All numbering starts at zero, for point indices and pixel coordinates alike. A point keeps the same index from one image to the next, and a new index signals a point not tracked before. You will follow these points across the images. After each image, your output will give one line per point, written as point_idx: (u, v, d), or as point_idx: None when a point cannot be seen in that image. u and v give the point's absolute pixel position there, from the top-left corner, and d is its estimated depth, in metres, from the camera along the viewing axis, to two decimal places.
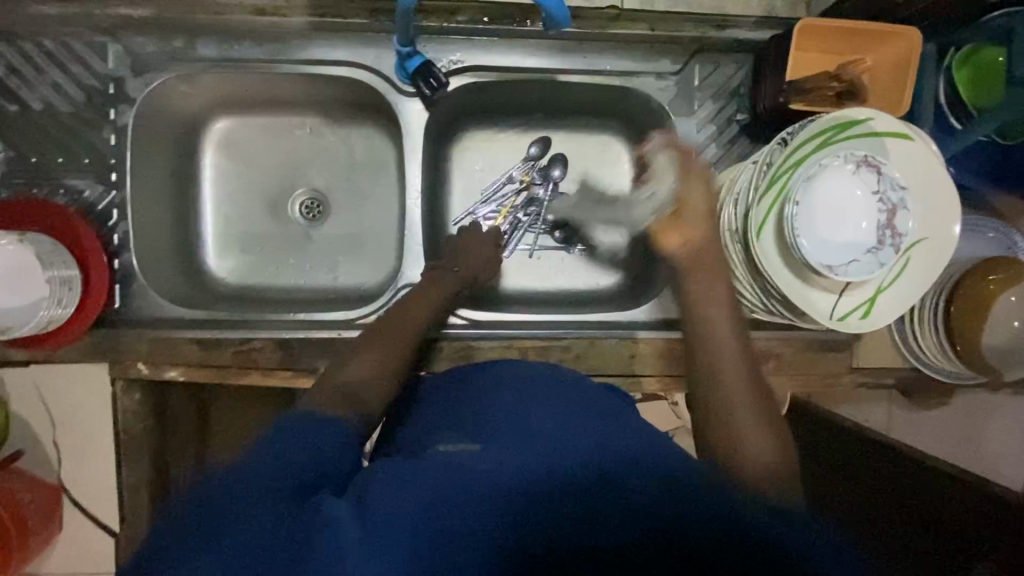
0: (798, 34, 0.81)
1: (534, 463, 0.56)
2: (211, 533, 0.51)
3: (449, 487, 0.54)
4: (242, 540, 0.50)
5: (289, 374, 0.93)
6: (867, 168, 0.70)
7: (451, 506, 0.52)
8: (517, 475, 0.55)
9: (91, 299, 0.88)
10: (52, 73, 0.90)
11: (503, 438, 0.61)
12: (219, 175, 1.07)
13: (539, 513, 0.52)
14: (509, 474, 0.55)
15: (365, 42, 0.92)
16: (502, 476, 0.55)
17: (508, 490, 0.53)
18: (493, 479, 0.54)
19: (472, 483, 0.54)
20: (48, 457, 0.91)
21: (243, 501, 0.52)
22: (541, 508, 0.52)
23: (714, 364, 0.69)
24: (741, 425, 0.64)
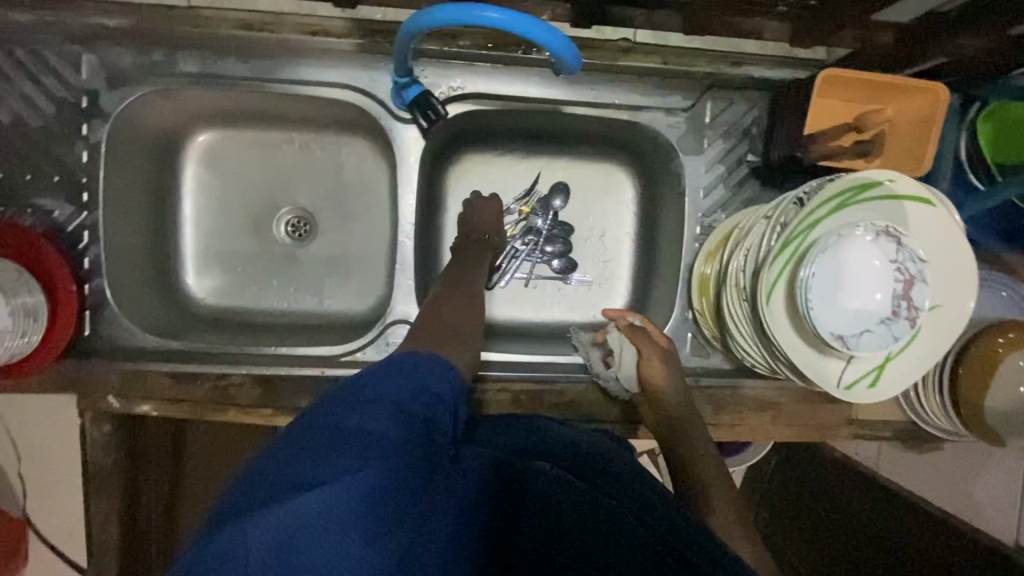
0: (820, 82, 0.76)
1: (629, 479, 0.54)
2: (316, 482, 0.46)
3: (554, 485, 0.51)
4: (350, 495, 0.46)
5: (270, 413, 0.87)
6: (886, 238, 0.66)
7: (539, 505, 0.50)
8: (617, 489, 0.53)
9: (59, 326, 0.83)
10: (21, 83, 0.84)
11: (602, 443, 0.58)
12: (200, 190, 1.01)
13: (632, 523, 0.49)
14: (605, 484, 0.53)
15: (360, 63, 0.86)
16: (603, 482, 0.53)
17: (612, 498, 0.51)
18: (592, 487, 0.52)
19: (575, 485, 0.52)
20: (14, 489, 0.87)
21: (348, 444, 0.49)
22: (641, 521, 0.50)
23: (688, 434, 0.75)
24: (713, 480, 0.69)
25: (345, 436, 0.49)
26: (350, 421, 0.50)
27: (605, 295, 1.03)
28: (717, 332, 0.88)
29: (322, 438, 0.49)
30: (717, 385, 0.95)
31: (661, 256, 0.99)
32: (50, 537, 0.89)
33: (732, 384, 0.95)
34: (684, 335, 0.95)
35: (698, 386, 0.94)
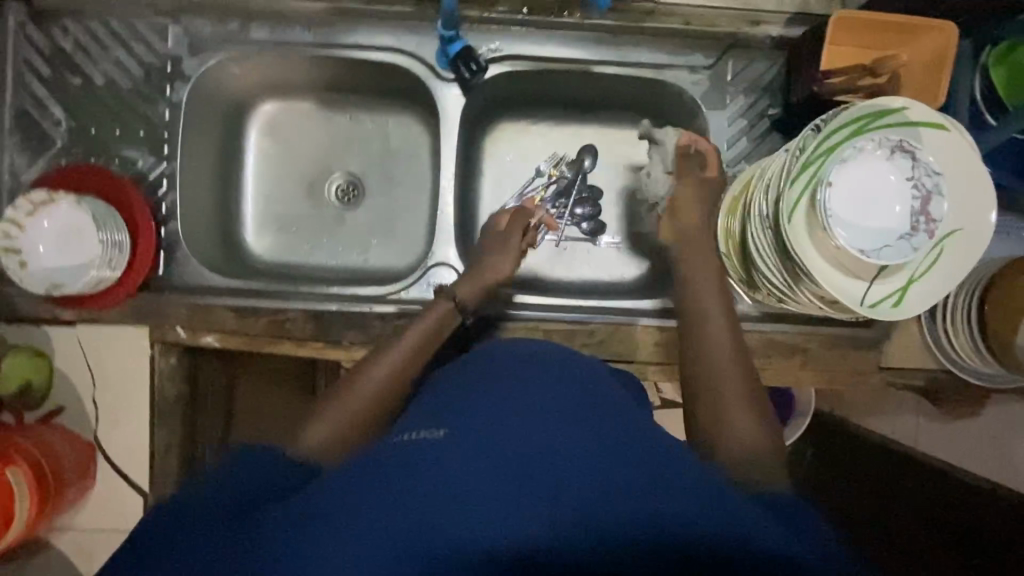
0: (834, 26, 0.82)
1: (478, 438, 0.56)
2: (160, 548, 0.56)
3: (398, 471, 0.54)
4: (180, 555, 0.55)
5: (321, 345, 0.96)
6: (901, 154, 0.72)
7: (381, 491, 0.52)
8: (463, 448, 0.55)
9: (138, 261, 0.93)
10: (116, 51, 0.96)
11: (461, 411, 0.62)
12: (261, 155, 1.11)
13: (485, 484, 0.52)
14: (453, 446, 0.56)
15: (409, 30, 0.96)
16: (450, 450, 0.55)
17: (448, 461, 0.54)
18: (436, 458, 0.55)
19: (418, 467, 0.54)
20: (85, 415, 0.94)
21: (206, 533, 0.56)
22: (481, 480, 0.52)
23: (698, 363, 0.78)
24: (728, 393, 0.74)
25: (199, 519, 0.57)
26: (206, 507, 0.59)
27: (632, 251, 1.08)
28: (742, 272, 0.92)
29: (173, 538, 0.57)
30: (746, 329, 0.98)
31: None
32: (115, 461, 0.93)
33: (760, 329, 0.98)
34: None
35: None
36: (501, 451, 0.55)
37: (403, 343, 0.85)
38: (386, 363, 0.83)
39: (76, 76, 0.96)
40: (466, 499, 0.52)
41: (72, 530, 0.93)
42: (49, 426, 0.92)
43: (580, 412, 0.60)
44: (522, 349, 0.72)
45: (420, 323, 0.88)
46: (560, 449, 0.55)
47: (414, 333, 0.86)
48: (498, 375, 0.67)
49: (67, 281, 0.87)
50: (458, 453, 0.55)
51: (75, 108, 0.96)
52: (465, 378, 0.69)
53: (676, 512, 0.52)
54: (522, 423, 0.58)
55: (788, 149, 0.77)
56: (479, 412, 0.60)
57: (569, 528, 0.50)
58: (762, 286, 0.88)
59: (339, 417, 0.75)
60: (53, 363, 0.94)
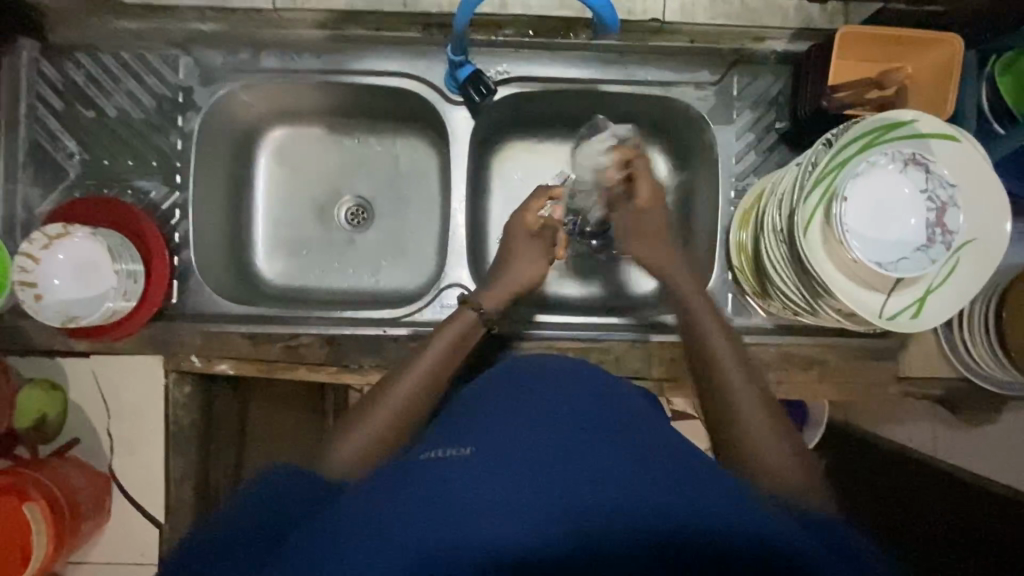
0: (839, 42, 0.83)
1: (505, 454, 0.55)
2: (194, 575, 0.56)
3: (425, 489, 0.52)
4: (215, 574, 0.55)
5: (335, 369, 0.95)
6: (915, 167, 0.72)
7: (408, 510, 0.51)
8: (491, 464, 0.54)
9: (152, 291, 0.93)
10: (128, 83, 0.97)
11: (485, 427, 0.60)
12: (271, 181, 1.12)
13: (513, 499, 0.51)
14: (478, 463, 0.54)
15: (417, 54, 0.97)
16: (476, 466, 0.54)
17: (477, 478, 0.52)
18: (463, 476, 0.53)
19: (445, 483, 0.52)
20: (101, 446, 0.93)
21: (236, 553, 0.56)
22: (514, 494, 0.51)
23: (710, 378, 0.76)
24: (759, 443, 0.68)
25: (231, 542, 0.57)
26: (239, 525, 0.58)
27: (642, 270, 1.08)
28: (756, 286, 0.92)
29: (205, 553, 0.57)
30: (760, 342, 0.98)
31: (698, 226, 1.04)
32: (131, 492, 0.93)
33: (776, 342, 0.98)
34: (724, 296, 0.99)
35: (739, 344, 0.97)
36: (527, 463, 0.54)
37: (428, 353, 0.84)
38: (414, 375, 0.82)
39: (89, 109, 0.97)
40: (495, 515, 0.50)
41: (88, 565, 0.92)
42: (65, 459, 0.91)
43: (609, 425, 0.59)
44: (550, 361, 0.71)
45: (441, 336, 0.86)
46: (593, 459, 0.54)
47: (439, 342, 0.86)
48: (524, 390, 0.65)
49: (81, 313, 0.87)
50: (485, 468, 0.53)
51: (88, 140, 0.97)
52: (488, 394, 0.67)
53: (712, 519, 0.50)
54: (550, 436, 0.56)
55: (800, 163, 0.77)
56: (505, 428, 0.59)
57: (605, 540, 0.49)
58: (776, 299, 0.88)
59: (361, 435, 0.74)
60: (68, 395, 0.93)
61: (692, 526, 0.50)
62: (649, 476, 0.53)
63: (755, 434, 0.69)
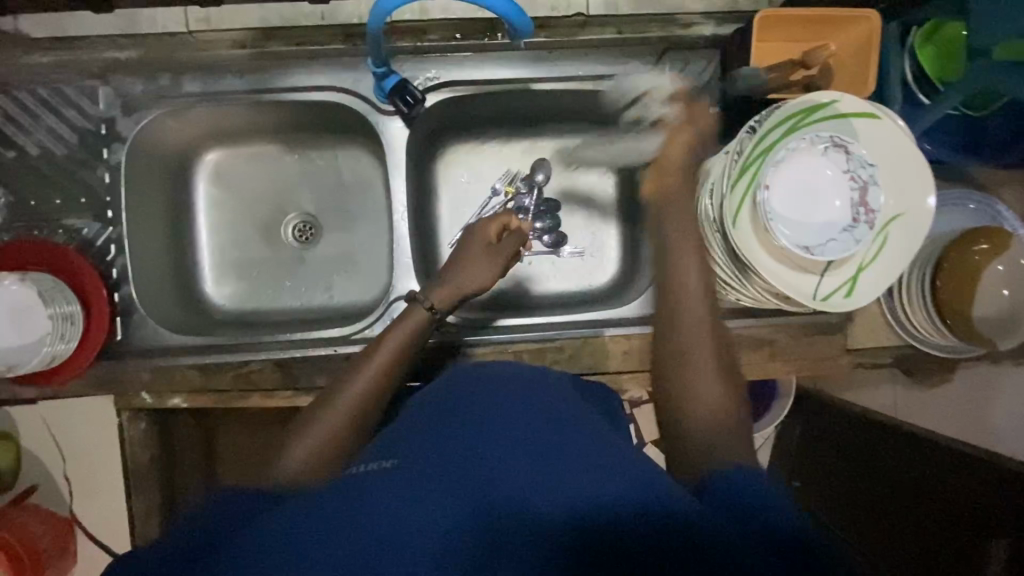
0: (759, 25, 0.83)
1: (426, 466, 0.56)
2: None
3: (349, 502, 0.53)
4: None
5: (290, 393, 0.95)
6: (836, 150, 0.72)
7: (331, 521, 0.51)
8: (414, 475, 0.55)
9: (93, 331, 0.91)
10: (47, 119, 0.94)
11: (413, 439, 0.61)
12: (212, 204, 1.10)
13: (435, 507, 0.52)
14: (400, 475, 0.55)
15: (343, 66, 0.95)
16: (399, 478, 0.55)
17: (399, 486, 0.54)
18: (384, 488, 0.54)
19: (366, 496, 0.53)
20: (59, 491, 0.92)
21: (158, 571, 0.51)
22: (438, 499, 0.53)
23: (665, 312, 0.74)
24: (706, 402, 0.68)
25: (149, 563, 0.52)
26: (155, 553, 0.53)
27: (596, 264, 1.10)
28: None
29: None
30: None
31: (645, 216, 1.04)
32: (95, 534, 0.92)
33: (727, 325, 0.99)
34: None
35: None
36: (447, 472, 0.55)
37: (374, 361, 0.83)
38: (365, 378, 0.81)
39: (10, 149, 0.94)
40: (413, 516, 0.51)
41: None
42: (23, 508, 0.90)
43: (529, 423, 0.61)
44: (474, 370, 0.73)
45: (387, 345, 0.85)
46: (510, 464, 0.56)
47: (387, 346, 0.85)
48: (454, 402, 0.66)
49: (18, 361, 0.85)
50: (408, 480, 0.54)
51: (12, 182, 0.94)
52: (418, 408, 0.68)
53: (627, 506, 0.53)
54: (469, 445, 0.58)
55: (727, 151, 0.78)
56: (425, 439, 0.60)
57: (525, 537, 0.51)
58: (720, 287, 0.88)
59: (308, 443, 0.73)
60: (20, 442, 0.92)
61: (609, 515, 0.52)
62: (566, 474, 0.55)
63: (704, 375, 0.69)
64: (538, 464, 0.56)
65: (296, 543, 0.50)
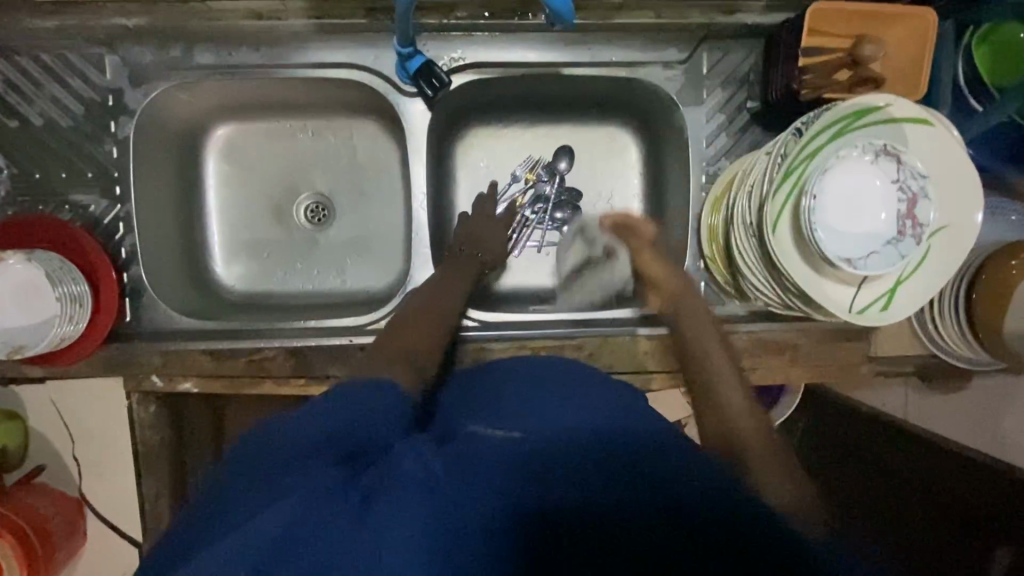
0: (810, 17, 0.78)
1: (540, 430, 0.54)
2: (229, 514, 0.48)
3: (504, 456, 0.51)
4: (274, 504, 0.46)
5: (303, 381, 0.93)
6: (886, 158, 0.69)
7: (480, 472, 0.49)
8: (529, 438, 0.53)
9: (102, 312, 0.88)
10: (52, 87, 0.89)
11: (534, 407, 0.60)
12: (222, 181, 1.06)
13: (561, 472, 0.49)
14: (542, 436, 0.54)
15: (365, 43, 0.90)
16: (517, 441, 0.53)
17: (547, 447, 0.52)
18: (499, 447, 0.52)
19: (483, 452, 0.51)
20: (68, 471, 0.91)
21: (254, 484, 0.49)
22: (590, 457, 0.51)
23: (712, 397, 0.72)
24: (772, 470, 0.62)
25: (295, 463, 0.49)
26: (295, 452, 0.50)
27: None
28: (728, 277, 0.90)
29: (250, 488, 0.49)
30: (736, 330, 0.96)
31: (671, 212, 1.01)
32: (104, 514, 0.92)
33: (749, 328, 0.97)
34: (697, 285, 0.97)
35: None
36: (595, 438, 0.54)
37: (433, 304, 0.82)
38: (447, 293, 0.85)
39: (13, 118, 0.89)
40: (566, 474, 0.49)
41: None
42: (32, 487, 0.89)
43: (651, 418, 0.60)
44: (561, 362, 0.72)
45: (447, 291, 0.85)
46: (634, 439, 0.54)
47: (449, 294, 0.84)
48: (555, 384, 0.65)
49: (27, 342, 0.82)
50: (526, 443, 0.52)
51: (16, 153, 0.90)
52: (516, 381, 0.67)
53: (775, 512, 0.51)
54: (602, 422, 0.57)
55: (770, 153, 0.74)
56: (549, 408, 0.59)
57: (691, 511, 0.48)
58: (748, 292, 0.85)
59: (397, 343, 0.73)
60: (27, 422, 0.90)
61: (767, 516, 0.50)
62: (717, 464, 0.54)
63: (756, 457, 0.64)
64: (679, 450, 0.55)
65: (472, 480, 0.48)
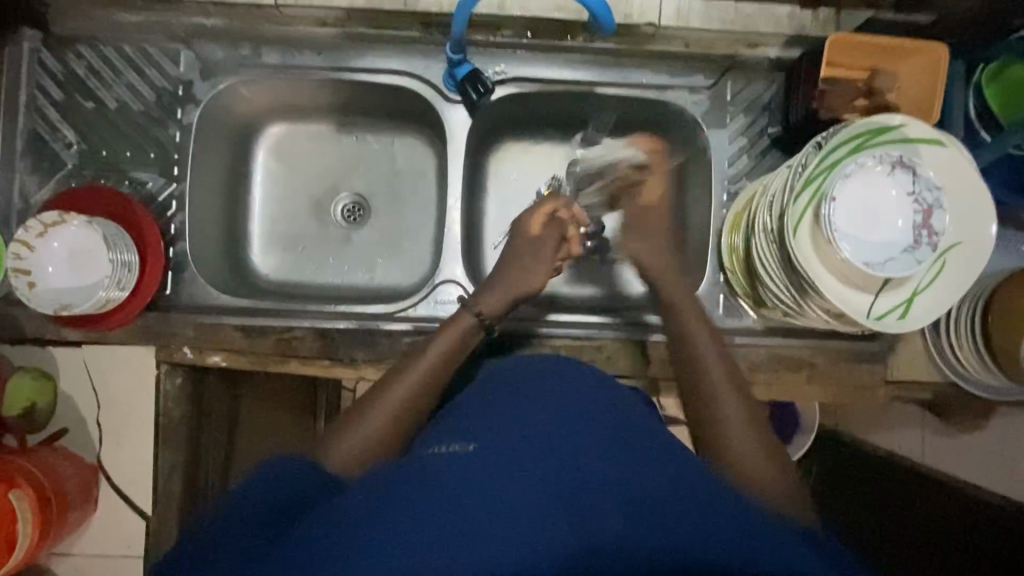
0: (829, 47, 0.85)
1: (505, 457, 0.54)
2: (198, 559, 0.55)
3: (416, 483, 0.52)
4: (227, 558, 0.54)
5: (327, 363, 0.96)
6: (901, 170, 0.74)
7: (403, 505, 0.50)
8: (485, 470, 0.52)
9: (146, 281, 0.93)
10: (129, 75, 0.98)
11: (489, 427, 0.59)
12: (268, 175, 1.12)
13: (484, 502, 0.50)
14: (480, 461, 0.54)
15: (417, 53, 0.99)
16: (476, 464, 0.53)
17: (467, 475, 0.52)
18: (457, 477, 0.52)
19: (440, 483, 0.51)
20: (89, 437, 0.92)
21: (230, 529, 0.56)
22: (518, 487, 0.51)
23: (698, 372, 0.75)
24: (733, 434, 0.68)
25: (249, 527, 0.55)
26: (250, 506, 0.57)
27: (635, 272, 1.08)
28: (748, 287, 0.92)
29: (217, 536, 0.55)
30: (752, 344, 0.99)
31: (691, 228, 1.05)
32: (119, 484, 0.92)
33: (766, 343, 0.99)
34: (716, 297, 1.00)
35: (730, 344, 0.98)
36: (523, 465, 0.53)
37: (398, 387, 0.77)
38: (424, 362, 0.80)
39: (89, 100, 0.97)
40: (490, 502, 0.50)
41: (73, 556, 0.91)
42: (53, 448, 0.90)
43: (585, 433, 0.57)
44: (544, 359, 0.72)
45: (413, 366, 0.80)
46: (564, 465, 0.53)
47: (425, 361, 0.80)
48: (493, 398, 0.66)
49: (74, 301, 0.87)
50: (452, 472, 0.52)
51: (86, 131, 0.97)
52: (477, 392, 0.71)
53: (718, 530, 0.49)
54: (539, 442, 0.56)
55: (790, 165, 0.78)
56: (499, 428, 0.59)
57: (614, 534, 0.48)
58: (767, 300, 0.88)
59: (355, 439, 0.70)
60: (58, 383, 0.92)
61: (712, 538, 0.49)
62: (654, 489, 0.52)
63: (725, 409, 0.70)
64: (606, 473, 0.53)
65: (389, 512, 0.50)
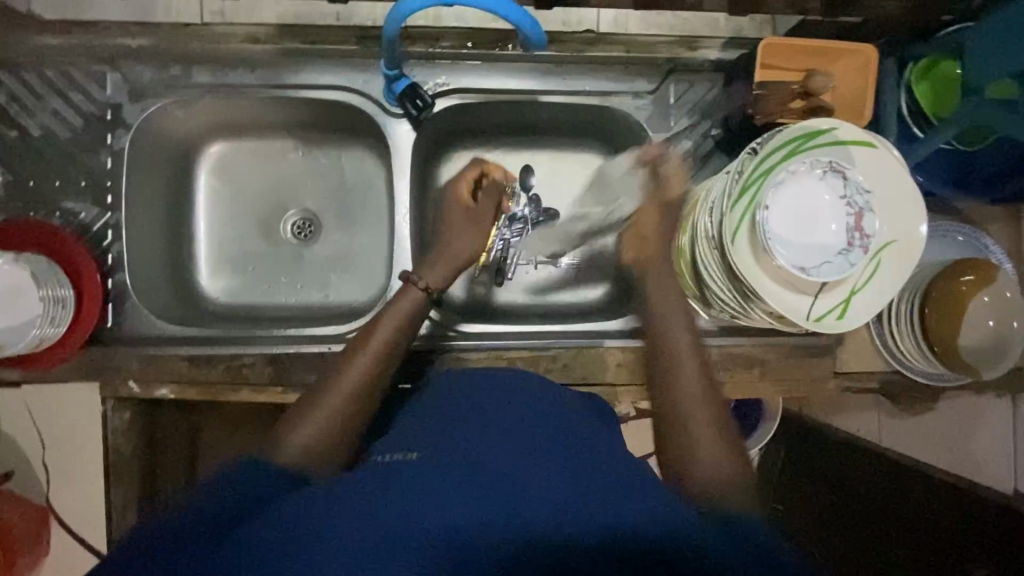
0: (763, 51, 0.86)
1: (454, 465, 0.55)
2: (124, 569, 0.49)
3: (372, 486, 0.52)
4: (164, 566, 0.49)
5: (280, 389, 0.95)
6: (833, 174, 0.75)
7: (359, 505, 0.49)
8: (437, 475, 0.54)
9: (84, 316, 0.90)
10: (52, 100, 0.94)
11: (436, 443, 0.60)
12: (210, 196, 1.09)
13: (439, 503, 0.50)
14: (429, 468, 0.55)
15: (356, 68, 0.97)
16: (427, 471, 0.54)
17: (419, 479, 0.53)
18: (415, 479, 0.53)
19: (399, 485, 0.52)
20: (36, 480, 0.89)
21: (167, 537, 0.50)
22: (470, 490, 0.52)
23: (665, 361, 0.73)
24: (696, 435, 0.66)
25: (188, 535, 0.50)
26: (187, 524, 0.51)
27: (591, 277, 1.08)
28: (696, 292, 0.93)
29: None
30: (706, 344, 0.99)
31: None
32: (70, 525, 0.89)
33: (720, 343, 1.00)
34: None
35: None
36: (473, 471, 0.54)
37: (353, 370, 0.75)
38: (377, 343, 0.79)
39: (12, 128, 0.93)
40: (443, 502, 0.50)
41: None
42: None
43: (531, 443, 0.59)
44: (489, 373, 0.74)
45: (365, 353, 0.78)
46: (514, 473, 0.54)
47: (377, 340, 0.80)
48: (439, 413, 0.68)
49: (5, 343, 0.84)
50: (405, 476, 0.53)
51: (11, 161, 0.93)
52: (420, 410, 0.72)
53: (671, 521, 0.51)
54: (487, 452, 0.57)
55: (727, 172, 0.79)
56: (447, 442, 0.60)
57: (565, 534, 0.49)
58: (714, 305, 0.89)
59: (317, 424, 0.68)
60: None
61: (665, 527, 0.50)
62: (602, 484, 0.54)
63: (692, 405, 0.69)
64: (556, 474, 0.55)
65: (347, 512, 0.49)
